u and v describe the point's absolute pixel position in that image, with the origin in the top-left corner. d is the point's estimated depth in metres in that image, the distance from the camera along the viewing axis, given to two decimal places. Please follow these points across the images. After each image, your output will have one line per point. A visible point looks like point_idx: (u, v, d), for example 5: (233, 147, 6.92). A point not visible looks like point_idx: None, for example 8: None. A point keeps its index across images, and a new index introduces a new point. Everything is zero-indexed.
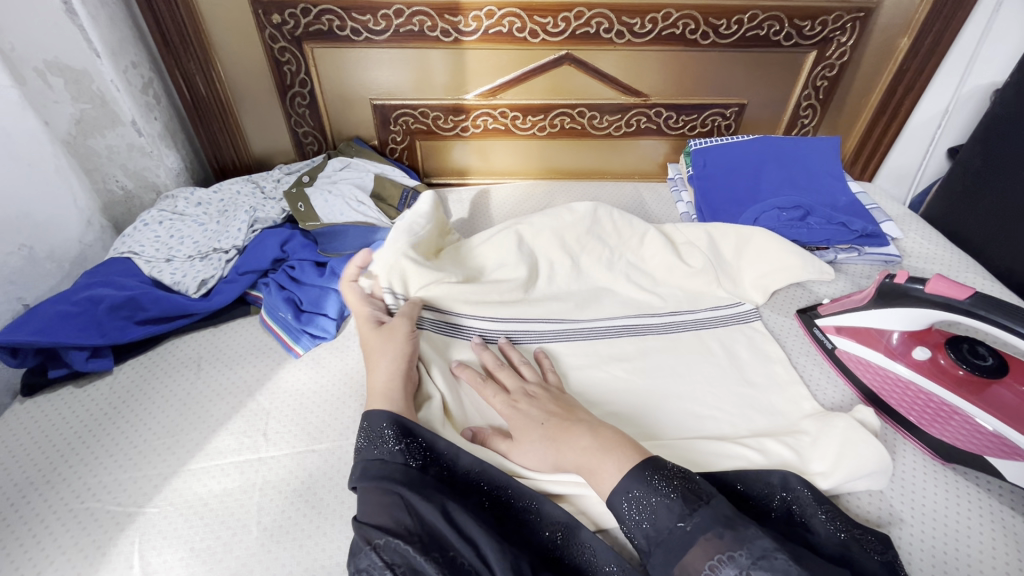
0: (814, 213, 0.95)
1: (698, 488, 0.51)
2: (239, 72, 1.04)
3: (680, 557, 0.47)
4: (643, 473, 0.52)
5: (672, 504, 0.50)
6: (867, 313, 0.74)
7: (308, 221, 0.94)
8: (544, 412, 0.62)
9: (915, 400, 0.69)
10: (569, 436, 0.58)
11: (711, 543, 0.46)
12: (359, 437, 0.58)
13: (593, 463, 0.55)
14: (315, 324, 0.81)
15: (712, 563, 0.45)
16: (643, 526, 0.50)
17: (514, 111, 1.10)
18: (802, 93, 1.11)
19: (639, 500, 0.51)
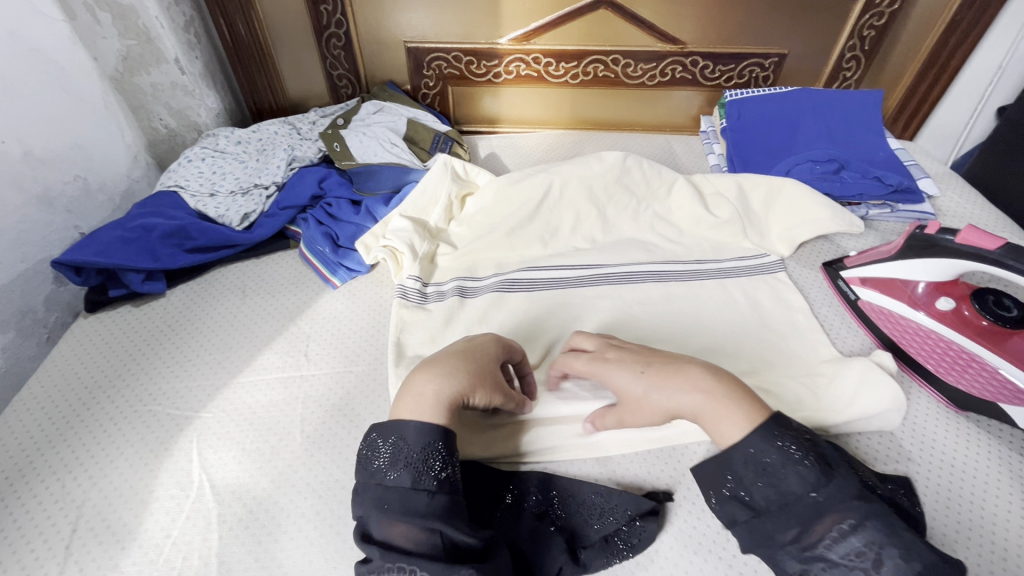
0: (849, 167, 0.94)
1: (823, 455, 0.50)
2: (276, 12, 1.04)
3: (806, 526, 0.47)
4: (771, 433, 0.50)
5: (806, 473, 0.48)
6: (896, 263, 0.74)
7: (343, 160, 0.96)
8: (642, 360, 0.59)
9: (936, 348, 0.70)
10: (676, 389, 0.55)
11: (847, 512, 0.46)
12: (388, 447, 0.51)
13: (708, 413, 0.53)
14: (350, 259, 0.85)
15: (838, 528, 0.46)
16: (764, 488, 0.49)
17: (547, 56, 1.09)
18: (847, 43, 1.07)
19: (760, 462, 0.49)
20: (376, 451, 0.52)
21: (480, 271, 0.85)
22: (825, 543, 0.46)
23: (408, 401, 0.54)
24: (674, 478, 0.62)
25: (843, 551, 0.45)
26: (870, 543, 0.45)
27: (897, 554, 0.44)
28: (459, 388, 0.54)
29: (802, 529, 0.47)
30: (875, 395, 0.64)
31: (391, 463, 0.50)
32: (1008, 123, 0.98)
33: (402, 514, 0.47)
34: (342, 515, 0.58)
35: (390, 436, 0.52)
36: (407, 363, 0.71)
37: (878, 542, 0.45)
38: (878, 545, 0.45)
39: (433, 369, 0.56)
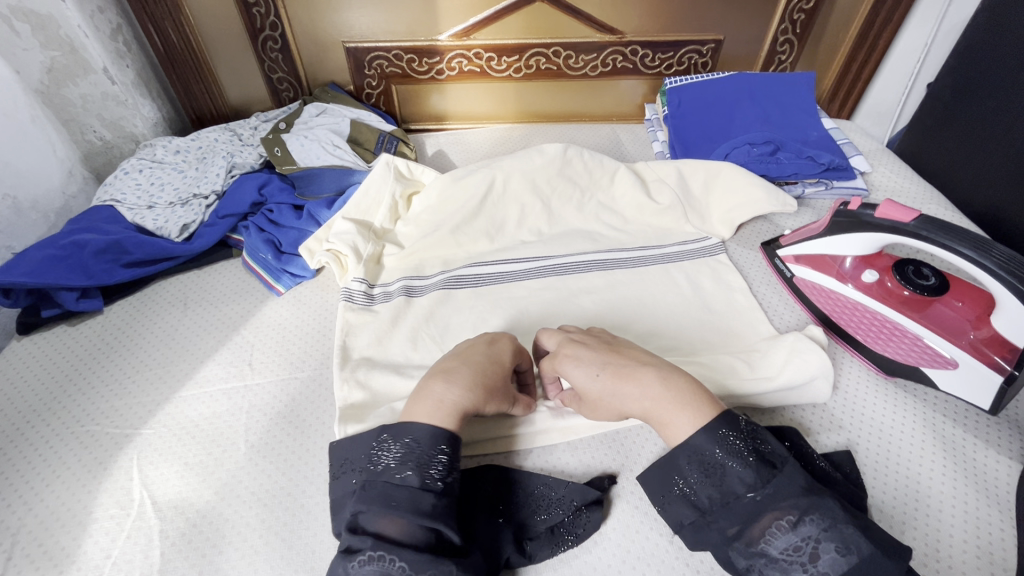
0: (785, 148, 0.96)
1: (769, 453, 0.50)
2: (208, 17, 1.02)
3: (748, 522, 0.48)
4: (718, 430, 0.51)
5: (744, 472, 0.49)
6: (824, 240, 0.77)
7: (284, 165, 0.95)
8: (596, 359, 0.60)
9: (863, 320, 0.73)
10: (630, 390, 0.56)
11: (787, 507, 0.47)
12: (400, 445, 0.52)
13: (661, 417, 0.54)
14: (294, 264, 0.84)
15: (778, 523, 0.47)
16: (709, 485, 0.50)
17: (489, 51, 1.08)
18: (779, 27, 1.10)
19: (703, 461, 0.51)
20: (387, 449, 0.53)
21: (427, 270, 0.85)
22: (766, 537, 0.47)
23: (423, 405, 0.55)
24: (617, 461, 0.64)
25: (782, 545, 0.46)
26: (808, 538, 0.45)
27: (835, 547, 0.45)
28: (473, 402, 0.56)
29: (743, 526, 0.48)
30: (805, 365, 0.66)
31: (400, 461, 0.51)
32: (933, 98, 1.02)
33: (405, 511, 0.48)
34: (289, 524, 0.58)
35: (400, 437, 0.53)
36: (352, 365, 0.71)
37: (815, 536, 0.46)
38: (815, 539, 0.45)
39: (448, 377, 0.57)
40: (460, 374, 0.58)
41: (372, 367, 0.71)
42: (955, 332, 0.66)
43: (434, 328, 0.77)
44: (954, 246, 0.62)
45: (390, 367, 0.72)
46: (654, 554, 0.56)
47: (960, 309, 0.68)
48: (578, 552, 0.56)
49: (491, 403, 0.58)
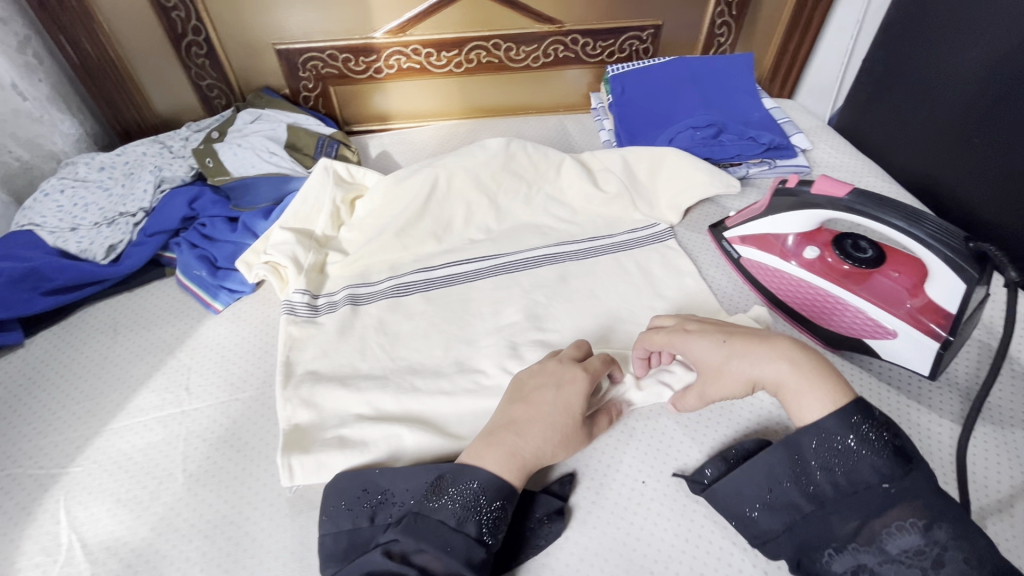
0: (728, 130, 0.97)
1: (905, 446, 0.49)
2: (125, 25, 0.96)
3: (869, 515, 0.47)
4: (849, 418, 0.51)
5: (880, 463, 0.48)
6: (766, 220, 0.77)
7: (216, 176, 0.90)
8: (721, 331, 0.62)
9: (807, 296, 0.73)
10: (751, 364, 0.58)
11: (914, 509, 0.46)
12: (466, 491, 0.51)
13: (790, 397, 0.55)
14: (231, 279, 0.80)
15: (901, 524, 0.46)
16: (837, 474, 0.50)
17: (427, 47, 1.05)
18: (715, 11, 1.10)
19: (834, 447, 0.50)
20: (444, 490, 0.51)
21: (373, 276, 0.83)
22: (881, 537, 0.46)
23: (492, 450, 0.54)
24: (575, 459, 0.63)
25: (902, 546, 0.45)
26: (933, 543, 0.45)
27: (961, 557, 0.44)
28: (540, 453, 0.55)
29: (864, 520, 0.47)
30: None
31: (460, 508, 0.50)
32: (865, 73, 1.04)
33: (461, 562, 0.47)
34: (231, 553, 0.55)
35: (468, 478, 0.52)
36: (296, 382, 0.68)
37: (943, 542, 0.45)
38: (940, 545, 0.45)
39: (521, 426, 0.56)
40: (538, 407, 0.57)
41: (316, 382, 0.68)
42: (893, 302, 0.67)
43: (383, 336, 0.75)
44: (885, 218, 0.63)
45: (337, 379, 0.69)
46: (612, 549, 0.56)
47: (899, 279, 0.69)
48: (540, 556, 0.55)
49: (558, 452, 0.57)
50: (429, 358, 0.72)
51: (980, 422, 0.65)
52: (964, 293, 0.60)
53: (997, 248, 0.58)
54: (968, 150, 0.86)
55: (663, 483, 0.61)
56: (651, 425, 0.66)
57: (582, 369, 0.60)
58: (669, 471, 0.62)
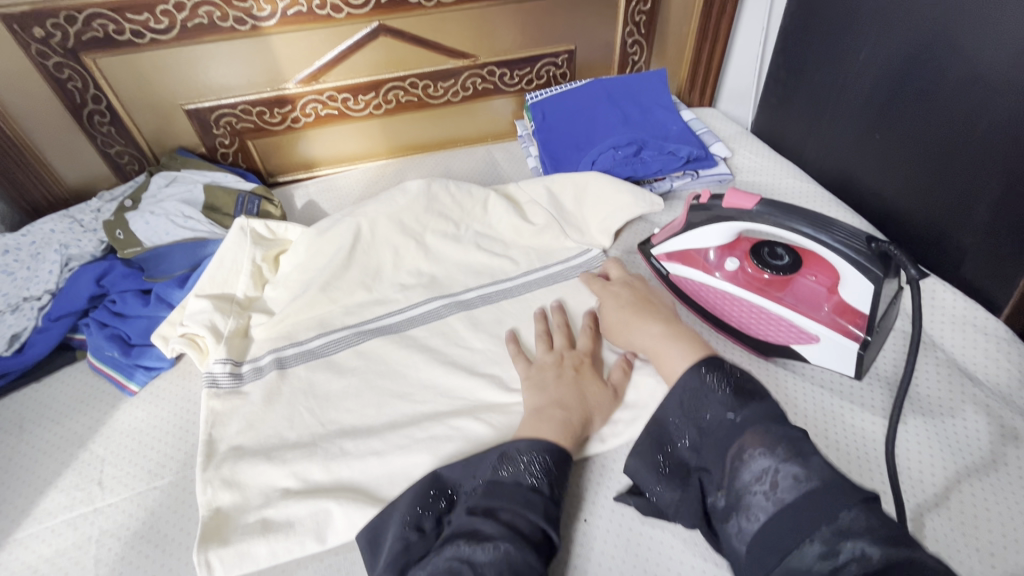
0: (648, 146, 0.98)
1: (752, 385, 0.52)
2: (19, 101, 0.91)
3: (723, 450, 0.48)
4: (700, 369, 0.54)
5: (722, 399, 0.51)
6: (687, 235, 0.77)
7: (127, 248, 0.85)
8: (631, 292, 0.74)
9: (735, 308, 0.73)
10: (644, 321, 0.68)
11: (759, 437, 0.47)
12: (526, 460, 0.54)
13: (657, 350, 0.64)
14: (148, 355, 0.76)
15: (749, 452, 0.46)
16: (693, 420, 0.52)
17: (342, 92, 1.04)
18: (624, 31, 1.13)
19: (690, 398, 0.53)
20: (514, 459, 0.54)
21: (301, 335, 0.79)
22: (735, 470, 0.46)
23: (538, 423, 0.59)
24: None
25: (752, 472, 0.45)
26: (769, 467, 0.44)
27: (793, 472, 0.43)
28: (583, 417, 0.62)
29: (724, 457, 0.48)
30: None
31: (532, 472, 0.53)
32: (772, 79, 1.07)
33: (541, 516, 0.50)
34: None
35: (523, 453, 0.55)
36: (218, 461, 0.64)
37: (774, 466, 0.44)
38: (777, 466, 0.44)
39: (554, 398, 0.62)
40: (558, 381, 0.65)
41: (240, 458, 0.64)
42: (813, 305, 0.68)
43: (312, 399, 0.71)
44: (793, 226, 0.64)
45: (263, 452, 0.65)
46: None
47: (818, 280, 0.70)
48: None
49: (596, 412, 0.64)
50: (361, 419, 0.69)
51: (906, 412, 0.67)
52: (874, 291, 0.61)
53: (897, 247, 0.59)
54: (871, 144, 0.88)
55: (604, 518, 0.59)
56: (593, 461, 0.64)
57: (584, 357, 0.69)
58: (609, 506, 0.60)
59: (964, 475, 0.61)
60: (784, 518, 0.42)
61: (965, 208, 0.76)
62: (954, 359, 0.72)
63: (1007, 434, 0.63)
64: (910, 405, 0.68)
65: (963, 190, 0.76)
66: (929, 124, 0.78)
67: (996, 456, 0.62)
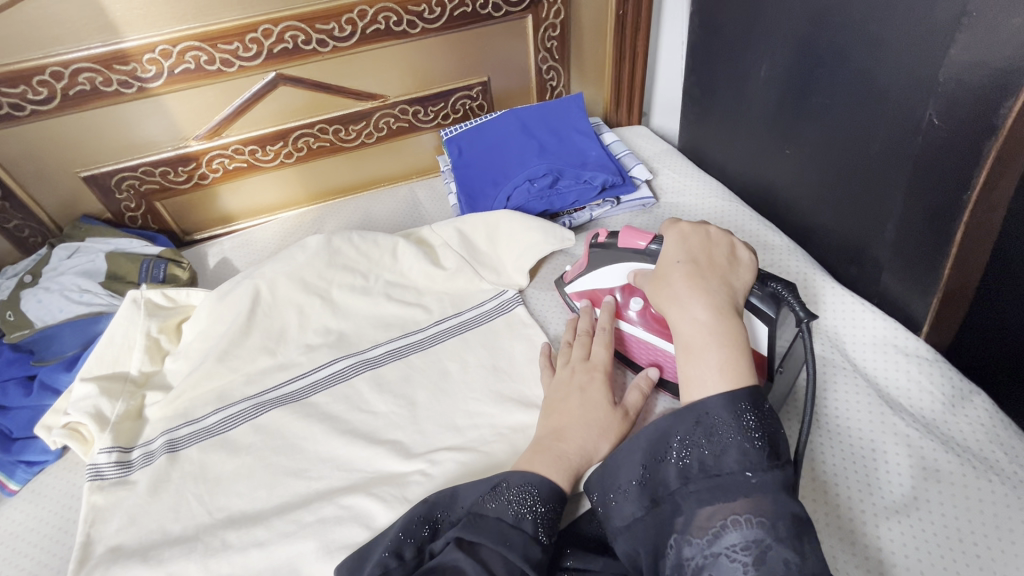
0: (564, 176, 0.95)
1: (781, 441, 0.48)
2: None
3: (716, 501, 0.45)
4: (738, 404, 0.48)
5: (750, 451, 0.46)
6: (592, 275, 0.74)
7: (15, 331, 0.82)
8: (688, 256, 0.58)
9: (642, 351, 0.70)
10: (694, 297, 0.54)
11: (758, 505, 0.44)
12: (518, 492, 0.52)
13: (691, 341, 0.52)
14: (30, 450, 0.71)
15: (739, 518, 0.43)
16: (706, 451, 0.48)
17: (248, 144, 1.01)
18: (538, 58, 1.10)
19: (712, 430, 0.48)
20: (502, 491, 0.52)
21: (197, 411, 0.75)
22: (718, 530, 0.43)
23: (537, 455, 0.57)
24: None
25: (735, 539, 0.42)
26: (758, 540, 0.42)
27: (785, 557, 0.41)
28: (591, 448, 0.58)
29: (714, 508, 0.45)
30: None
31: (519, 507, 0.51)
32: (690, 96, 1.05)
33: (521, 556, 0.47)
34: None
35: (519, 481, 0.53)
36: (91, 567, 0.60)
37: (767, 540, 0.42)
38: (768, 544, 0.42)
39: (559, 426, 0.59)
40: (566, 406, 0.61)
41: (114, 561, 0.60)
42: None
43: (202, 484, 0.67)
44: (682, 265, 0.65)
45: (141, 552, 0.61)
46: None
47: None
48: None
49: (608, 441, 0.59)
50: (251, 503, 0.64)
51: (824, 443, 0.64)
52: (767, 334, 0.58)
53: (784, 286, 0.58)
54: (784, 160, 0.85)
55: None
56: None
57: (597, 372, 0.65)
58: None
59: (881, 512, 0.57)
60: None
61: (876, 223, 0.73)
62: (876, 382, 0.69)
63: (927, 463, 0.60)
64: (829, 434, 0.64)
65: (870, 205, 0.73)
66: (833, 138, 0.75)
67: (915, 489, 0.58)
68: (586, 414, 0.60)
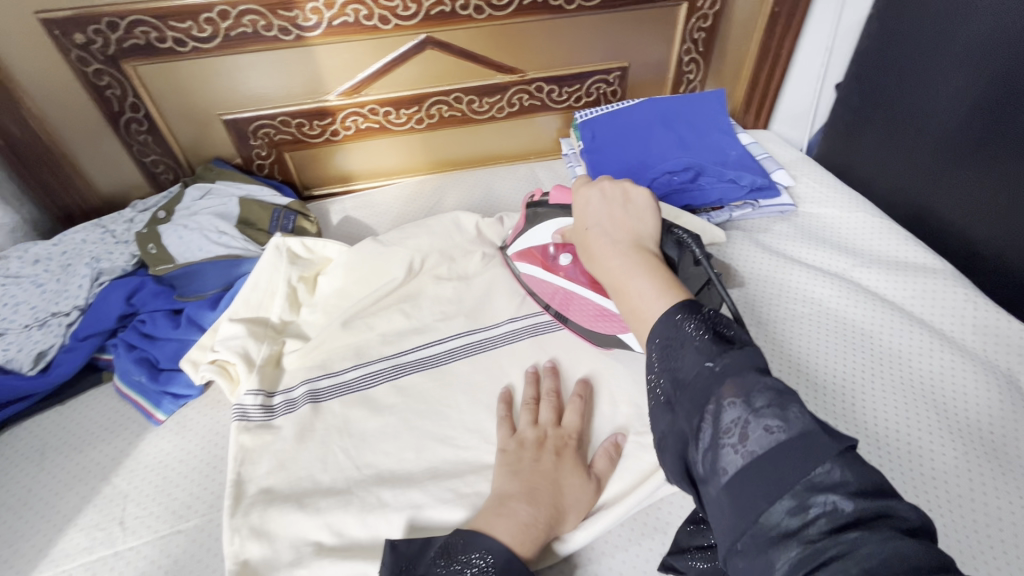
0: (706, 172, 0.92)
1: (731, 334, 0.41)
2: (57, 106, 0.89)
3: (704, 398, 0.38)
4: (679, 315, 0.43)
5: (702, 346, 0.40)
6: (528, 233, 0.78)
7: (159, 264, 0.82)
8: (602, 214, 0.56)
9: (586, 307, 0.71)
10: (615, 250, 0.52)
11: (736, 381, 0.37)
12: (476, 560, 0.48)
13: (618, 284, 0.50)
14: (176, 382, 0.72)
15: (720, 400, 0.37)
16: (669, 369, 0.41)
17: (384, 105, 1.00)
18: (682, 48, 1.07)
19: (668, 345, 0.42)
20: (456, 556, 0.49)
21: (336, 365, 0.74)
22: (708, 418, 0.37)
23: (496, 517, 0.53)
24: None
25: (729, 420, 0.36)
26: (741, 413, 0.36)
27: (765, 423, 0.35)
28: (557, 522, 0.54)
29: (701, 411, 0.38)
30: None
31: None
32: (841, 105, 1.00)
33: None
34: None
35: (467, 550, 0.49)
36: (246, 507, 0.59)
37: (749, 414, 0.36)
38: (752, 413, 0.35)
39: (534, 494, 0.54)
40: (540, 482, 0.56)
41: (270, 504, 0.60)
42: None
43: (348, 438, 0.66)
44: None
45: (294, 498, 0.61)
46: None
47: None
48: None
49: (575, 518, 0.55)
50: (400, 464, 0.64)
51: (872, 382, 0.70)
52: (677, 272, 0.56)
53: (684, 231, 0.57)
54: (959, 180, 0.81)
55: None
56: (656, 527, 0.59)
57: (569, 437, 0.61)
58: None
59: (981, 468, 0.61)
60: (756, 473, 0.34)
61: None
62: (963, 348, 0.73)
63: None
64: (937, 395, 0.68)
65: None
66: None
67: (958, 422, 0.65)
68: (551, 477, 0.56)
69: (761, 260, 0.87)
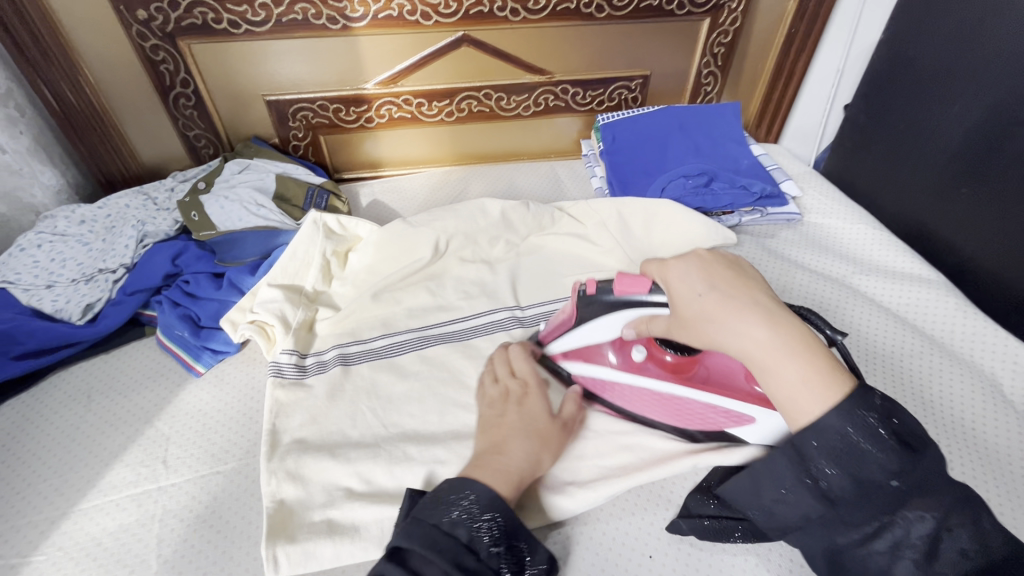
0: (719, 178, 0.98)
1: (909, 432, 0.44)
2: (113, 77, 0.94)
3: (879, 509, 0.43)
4: (851, 410, 0.43)
5: (886, 459, 0.43)
6: (581, 332, 0.66)
7: (201, 230, 0.88)
8: (706, 282, 0.52)
9: (648, 399, 0.65)
10: (747, 324, 0.48)
11: (923, 501, 0.43)
12: (462, 501, 0.49)
13: (764, 364, 0.47)
14: (215, 339, 0.77)
15: (901, 519, 0.43)
16: (831, 472, 0.44)
17: (418, 97, 1.06)
18: (701, 61, 1.13)
19: (834, 448, 0.43)
20: (443, 497, 0.50)
21: (364, 333, 0.79)
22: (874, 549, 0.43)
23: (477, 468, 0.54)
24: (581, 539, 0.59)
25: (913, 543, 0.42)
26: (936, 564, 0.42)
27: (961, 548, 0.42)
28: (531, 466, 0.56)
29: (876, 520, 0.43)
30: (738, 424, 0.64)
31: (461, 517, 0.48)
32: (850, 123, 1.06)
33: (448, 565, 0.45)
34: None
35: (453, 490, 0.50)
36: (282, 454, 0.64)
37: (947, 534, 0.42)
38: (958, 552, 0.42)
39: (507, 444, 0.56)
40: (508, 434, 0.57)
41: (304, 452, 0.64)
42: (726, 386, 0.63)
43: (375, 399, 0.71)
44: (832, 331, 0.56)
45: (325, 449, 0.65)
46: None
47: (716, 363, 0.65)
48: None
49: (547, 459, 0.58)
50: (424, 424, 0.68)
51: (871, 377, 0.74)
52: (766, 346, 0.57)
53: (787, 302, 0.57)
54: (956, 199, 0.87)
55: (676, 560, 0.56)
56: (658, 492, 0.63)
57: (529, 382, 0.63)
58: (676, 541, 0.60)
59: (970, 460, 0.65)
60: None
61: None
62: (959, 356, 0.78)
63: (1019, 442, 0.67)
64: (935, 394, 0.73)
65: None
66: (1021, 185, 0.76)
67: (950, 419, 0.70)
68: (519, 427, 0.58)
69: (770, 262, 0.92)
